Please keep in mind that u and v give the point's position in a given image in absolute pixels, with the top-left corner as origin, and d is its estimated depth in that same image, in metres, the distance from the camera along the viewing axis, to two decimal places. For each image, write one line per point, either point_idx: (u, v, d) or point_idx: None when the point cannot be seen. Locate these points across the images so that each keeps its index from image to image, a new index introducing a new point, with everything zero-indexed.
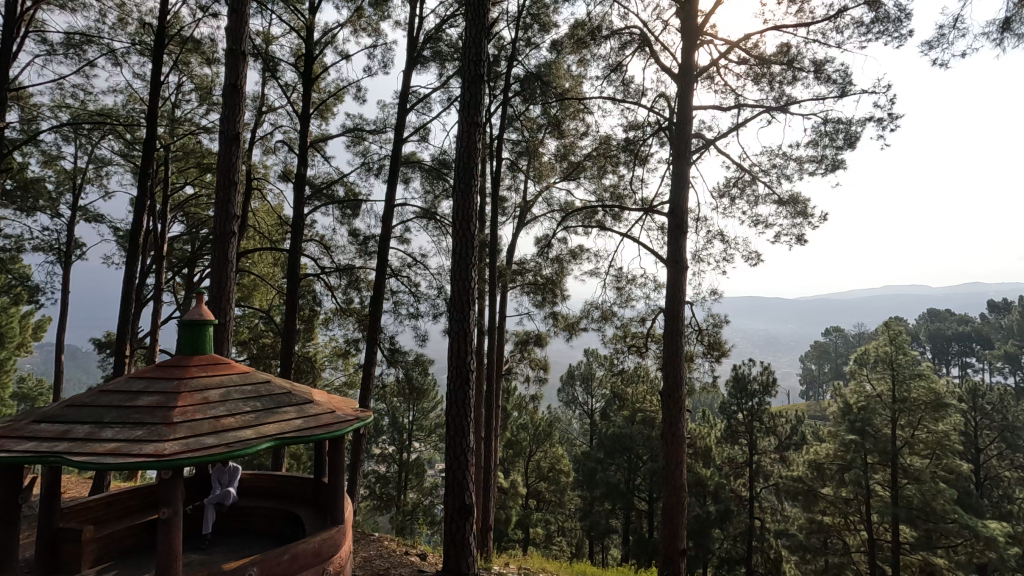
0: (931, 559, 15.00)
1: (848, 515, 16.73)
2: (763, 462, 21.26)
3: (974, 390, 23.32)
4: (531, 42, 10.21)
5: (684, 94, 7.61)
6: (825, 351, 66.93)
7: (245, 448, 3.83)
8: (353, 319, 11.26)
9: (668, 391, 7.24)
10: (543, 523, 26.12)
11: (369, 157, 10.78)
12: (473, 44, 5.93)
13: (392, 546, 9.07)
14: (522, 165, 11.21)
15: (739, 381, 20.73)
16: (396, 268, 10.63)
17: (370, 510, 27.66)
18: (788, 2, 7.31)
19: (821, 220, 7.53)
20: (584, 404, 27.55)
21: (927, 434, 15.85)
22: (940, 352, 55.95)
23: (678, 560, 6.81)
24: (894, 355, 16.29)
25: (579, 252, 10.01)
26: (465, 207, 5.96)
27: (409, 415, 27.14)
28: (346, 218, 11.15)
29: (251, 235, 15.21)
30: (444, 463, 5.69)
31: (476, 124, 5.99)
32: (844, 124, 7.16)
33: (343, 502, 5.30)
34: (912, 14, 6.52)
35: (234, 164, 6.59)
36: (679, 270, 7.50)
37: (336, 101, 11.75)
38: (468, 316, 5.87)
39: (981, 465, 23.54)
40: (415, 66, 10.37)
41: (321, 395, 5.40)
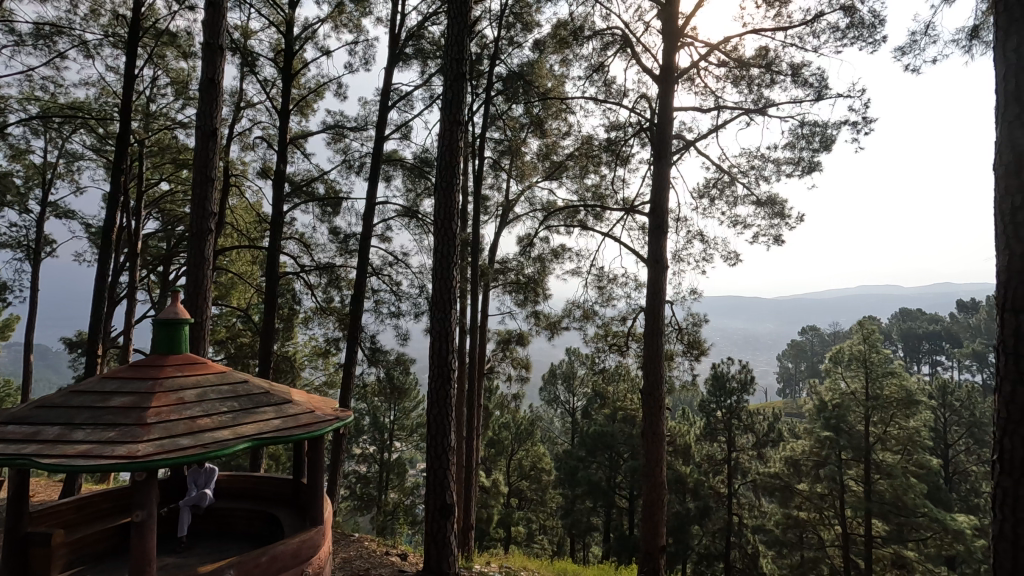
0: (902, 553, 15.37)
1: (823, 511, 17.07)
2: (742, 459, 21.53)
3: (944, 387, 23.95)
4: (514, 41, 10.22)
5: (665, 96, 7.69)
6: (801, 350, 68.21)
7: (222, 449, 3.77)
8: (334, 318, 11.16)
9: (648, 390, 7.30)
10: (524, 522, 26.18)
11: (350, 155, 10.69)
12: (455, 42, 5.91)
13: (372, 546, 9.01)
14: (504, 164, 11.22)
15: (718, 379, 21.05)
16: (377, 267, 10.55)
17: (351, 510, 27.43)
18: (767, 6, 7.41)
19: (799, 220, 7.66)
20: (566, 403, 27.68)
21: (898, 430, 16.20)
22: (911, 351, 57.38)
23: (658, 557, 6.88)
24: (867, 354, 16.65)
25: (561, 252, 10.06)
26: (447, 205, 5.94)
27: (390, 415, 26.99)
28: (326, 216, 11.04)
29: (229, 232, 14.97)
30: (425, 462, 5.66)
31: (458, 123, 5.97)
32: (820, 127, 7.29)
33: (322, 502, 5.26)
34: (886, 20, 6.67)
35: (212, 160, 6.46)
36: (659, 269, 7.58)
37: (316, 98, 11.63)
38: (450, 315, 5.85)
39: (950, 460, 24.20)
40: (397, 63, 10.31)
41: (301, 395, 5.33)
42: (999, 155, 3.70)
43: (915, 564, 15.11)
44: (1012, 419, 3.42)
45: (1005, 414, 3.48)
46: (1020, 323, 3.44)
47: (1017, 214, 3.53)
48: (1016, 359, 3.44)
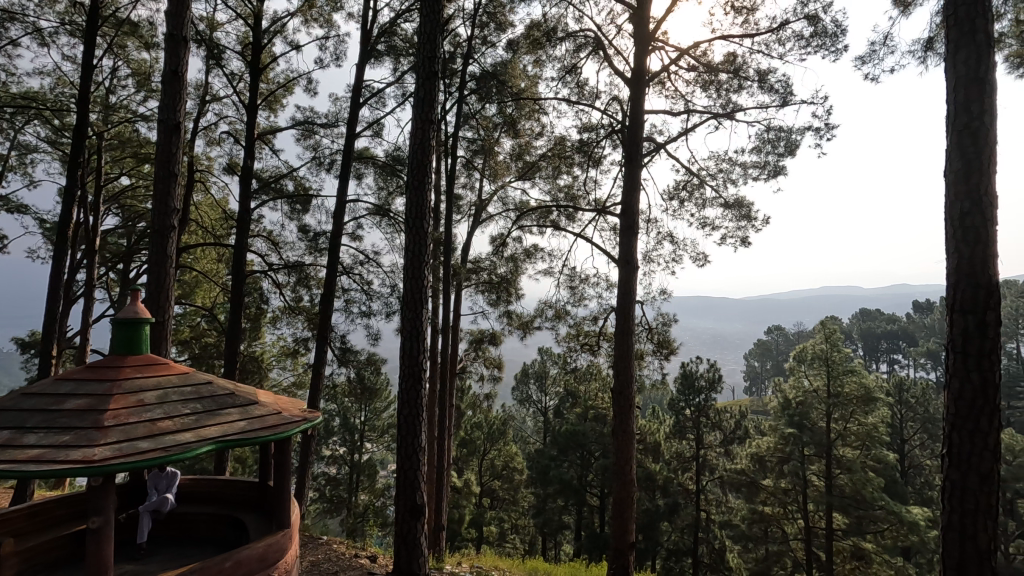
0: (860, 545, 15.89)
1: (787, 505, 17.56)
2: (709, 456, 21.96)
3: (901, 385, 24.84)
4: (487, 41, 10.22)
5: (636, 99, 7.79)
6: (767, 349, 69.97)
7: (184, 452, 3.68)
8: (302, 317, 10.97)
9: (619, 388, 7.38)
10: (496, 522, 26.15)
11: (320, 152, 10.52)
12: (427, 41, 5.86)
13: (341, 549, 8.88)
14: (477, 164, 11.20)
15: (688, 377, 21.42)
16: (347, 266, 10.41)
17: (320, 513, 26.98)
18: (735, 12, 7.56)
19: (764, 223, 7.86)
20: (538, 402, 27.76)
21: (858, 426, 16.73)
22: (871, 349, 59.49)
23: (627, 553, 6.98)
24: (829, 353, 17.15)
25: (533, 252, 10.09)
26: (419, 204, 5.89)
27: (361, 415, 26.63)
28: (295, 214, 10.84)
29: (193, 229, 14.55)
30: (395, 463, 5.61)
31: (431, 122, 5.92)
32: (785, 132, 7.50)
33: (290, 504, 5.17)
34: (848, 30, 6.89)
35: (175, 154, 6.26)
36: (630, 269, 7.67)
37: (286, 93, 11.41)
38: (421, 315, 5.81)
39: (906, 454, 25.17)
40: (368, 60, 10.18)
41: (267, 396, 5.23)
42: (949, 163, 3.86)
43: (873, 556, 15.66)
44: (960, 415, 3.59)
45: (953, 410, 3.65)
46: (966, 323, 3.62)
47: (965, 219, 3.71)
48: (964, 358, 3.61)
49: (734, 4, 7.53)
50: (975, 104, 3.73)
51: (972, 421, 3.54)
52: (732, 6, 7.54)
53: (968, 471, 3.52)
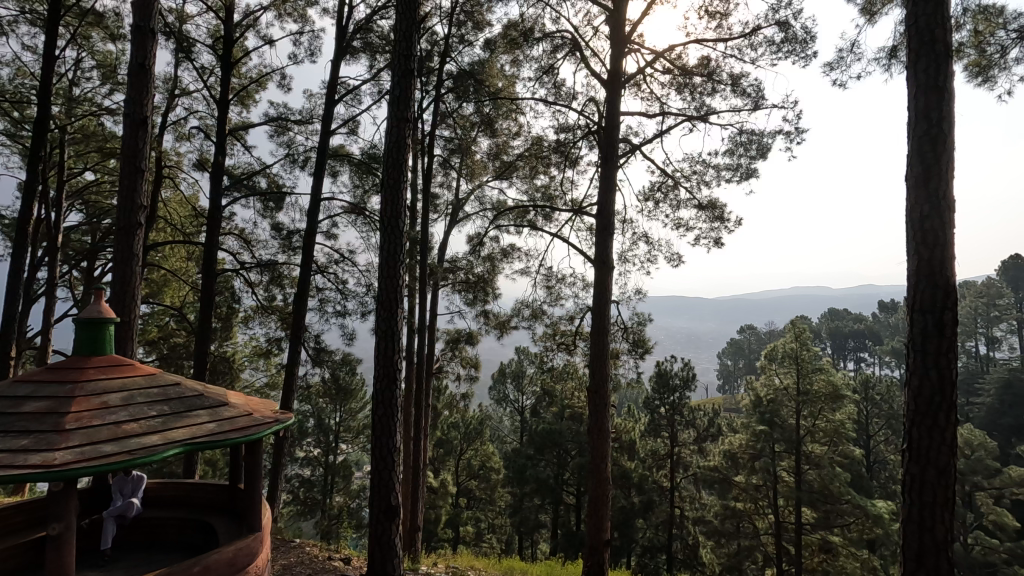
0: (828, 538, 16.32)
1: (758, 501, 17.97)
2: (683, 454, 22.31)
3: (867, 382, 25.52)
4: (464, 39, 10.20)
5: (612, 100, 7.86)
6: (739, 349, 71.37)
7: (150, 456, 3.58)
8: (276, 317, 10.80)
9: (594, 387, 7.44)
10: (473, 522, 26.11)
11: (294, 148, 10.35)
12: (403, 38, 5.80)
13: (314, 551, 8.75)
14: (454, 162, 11.15)
15: (662, 376, 21.67)
16: (322, 264, 10.27)
17: (294, 516, 26.55)
18: (709, 17, 7.69)
19: (737, 224, 8.02)
20: (515, 402, 27.80)
21: (826, 423, 17.16)
22: (839, 348, 61.24)
23: (602, 551, 7.04)
24: (799, 351, 17.45)
25: (510, 251, 10.10)
26: (396, 203, 5.84)
27: (336, 416, 26.32)
28: (269, 211, 10.65)
29: (161, 226, 14.16)
30: (370, 464, 5.56)
31: (406, 120, 5.88)
32: (757, 136, 7.66)
33: (261, 507, 5.10)
34: (817, 37, 7.06)
35: (142, 150, 6.09)
36: (605, 269, 7.74)
37: (258, 88, 11.21)
38: (396, 315, 5.76)
39: (871, 449, 25.95)
40: (344, 56, 10.06)
41: (237, 398, 5.11)
42: (910, 167, 3.99)
43: (840, 549, 16.08)
44: (919, 411, 3.72)
45: (914, 406, 3.77)
46: (925, 322, 3.75)
47: (925, 222, 3.84)
48: (923, 355, 3.74)
49: (708, 9, 7.66)
50: (935, 111, 3.87)
51: (930, 417, 3.67)
52: (707, 11, 7.67)
53: (926, 465, 3.65)
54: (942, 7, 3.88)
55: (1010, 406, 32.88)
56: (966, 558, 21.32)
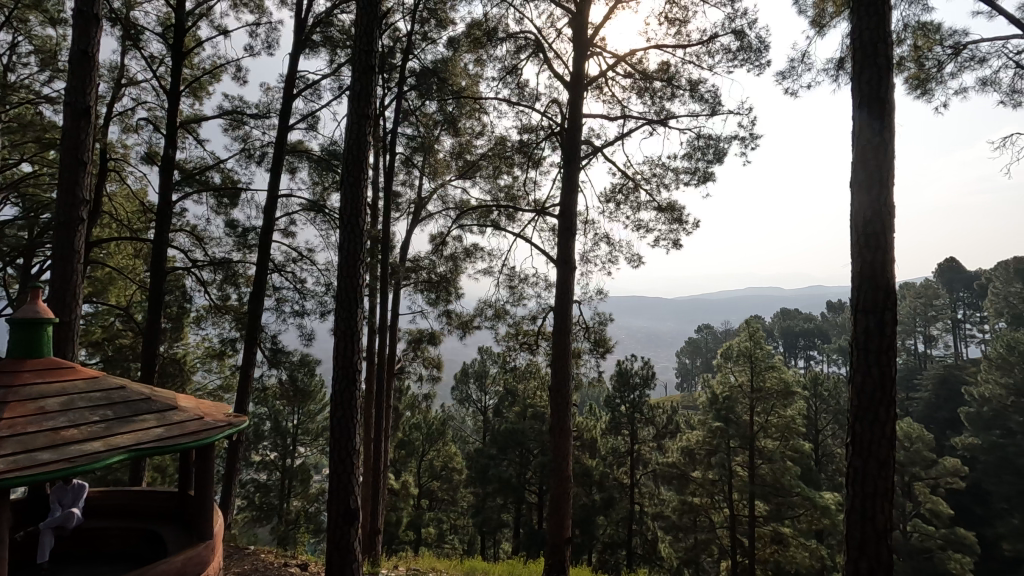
0: (779, 530, 16.94)
1: (713, 495, 18.52)
2: (643, 451, 22.75)
3: (816, 379, 26.60)
4: (427, 36, 10.11)
5: (575, 102, 7.94)
6: (696, 348, 73.45)
7: (92, 463, 3.42)
8: (230, 317, 10.46)
9: (556, 386, 7.48)
10: (435, 522, 25.98)
11: (250, 143, 10.03)
12: (364, 33, 5.70)
13: (269, 558, 8.51)
14: (416, 161, 11.04)
15: (623, 375, 22.02)
16: (279, 262, 10.00)
17: (249, 522, 25.80)
18: (669, 23, 7.84)
19: (695, 226, 8.23)
20: (477, 402, 27.73)
21: (778, 418, 17.74)
22: (790, 346, 63.81)
23: (563, 548, 7.11)
24: (752, 350, 18.05)
25: (473, 251, 10.08)
26: (356, 202, 5.73)
27: (293, 419, 25.71)
28: (222, 208, 10.30)
29: (106, 222, 13.50)
30: (328, 468, 5.44)
31: (368, 117, 5.77)
32: (713, 140, 7.88)
33: (212, 513, 4.93)
34: (770, 46, 7.32)
35: (85, 142, 5.78)
36: (568, 270, 7.81)
37: (212, 80, 10.82)
38: (355, 315, 5.65)
39: (820, 444, 27.09)
40: (303, 50, 9.81)
41: (188, 401, 4.91)
42: (855, 173, 4.17)
43: (790, 539, 16.75)
44: (861, 407, 3.90)
45: (856, 401, 3.95)
46: (868, 322, 3.94)
47: (868, 226, 4.02)
48: (866, 353, 3.92)
49: (668, 15, 7.82)
50: (877, 121, 4.06)
51: (871, 411, 3.86)
52: (667, 17, 7.83)
53: (868, 458, 3.82)
54: (885, 23, 4.08)
55: (946, 400, 34.92)
56: (905, 545, 22.53)
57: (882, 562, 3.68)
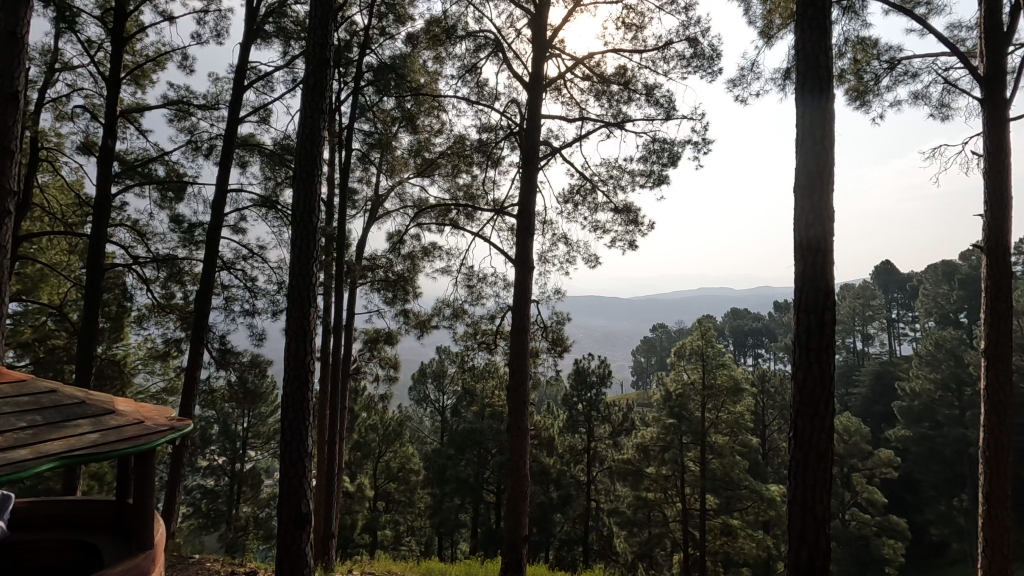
0: (728, 522, 17.55)
1: (667, 490, 19.03)
2: (600, 448, 23.07)
3: (763, 376, 27.65)
4: (385, 32, 9.94)
5: (534, 103, 7.99)
6: (651, 346, 75.33)
7: (18, 470, 3.19)
8: (174, 316, 10.04)
9: (514, 385, 7.49)
10: (392, 524, 25.64)
11: (197, 135, 9.62)
12: (319, 25, 5.55)
13: (215, 566, 8.20)
14: (373, 158, 10.84)
15: (580, 373, 22.29)
16: (228, 260, 9.63)
17: (195, 530, 24.75)
18: (626, 28, 7.98)
19: (650, 228, 8.41)
20: (435, 402, 27.49)
21: (727, 414, 18.31)
22: (739, 344, 66.30)
23: (520, 547, 7.14)
24: (704, 348, 18.57)
25: (431, 250, 9.98)
26: (310, 199, 5.56)
27: (243, 422, 24.83)
28: (167, 202, 9.83)
29: (37, 215, 12.66)
30: (278, 472, 5.28)
31: (322, 112, 5.62)
32: (668, 144, 8.07)
33: (152, 521, 4.71)
34: (722, 54, 7.57)
35: (12, 130, 5.40)
36: (526, 270, 7.84)
37: (156, 68, 10.32)
38: (309, 314, 5.50)
39: (767, 438, 28.20)
40: (255, 40, 9.48)
41: (128, 405, 4.68)
42: (800, 177, 4.34)
43: (739, 531, 17.36)
44: (803, 402, 4.07)
45: (799, 397, 4.12)
46: (809, 321, 4.12)
47: (809, 229, 4.21)
48: (806, 351, 4.10)
49: (625, 20, 7.97)
50: (818, 129, 4.26)
51: (812, 406, 4.03)
52: (624, 22, 7.98)
53: (808, 451, 4.00)
54: (825, 36, 4.28)
55: (881, 395, 37.02)
56: (843, 533, 23.80)
57: (821, 550, 3.87)
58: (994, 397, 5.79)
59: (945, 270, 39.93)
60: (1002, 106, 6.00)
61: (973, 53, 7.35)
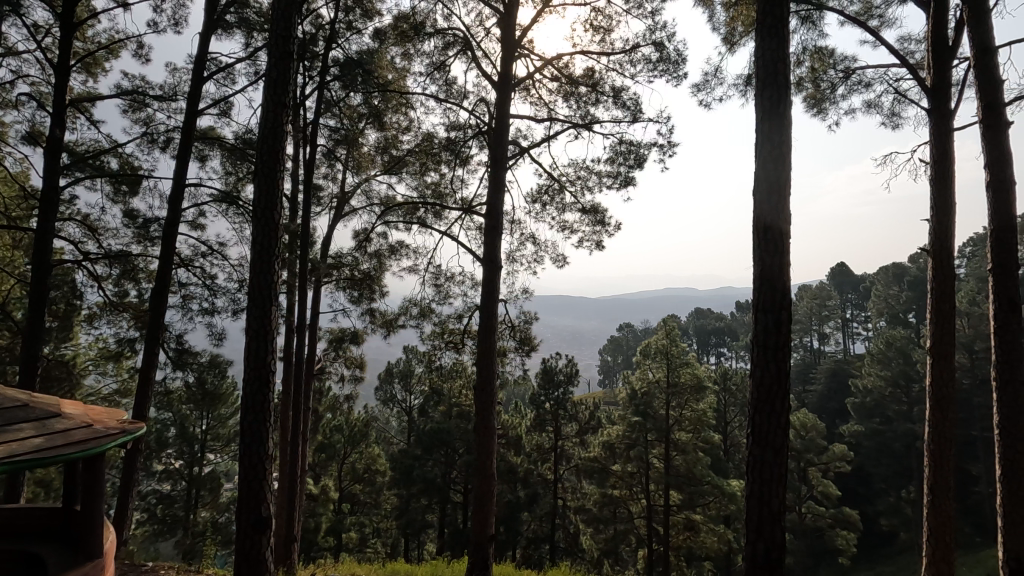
0: (691, 517, 17.93)
1: (631, 487, 19.34)
2: (567, 446, 23.18)
3: (725, 374, 28.35)
4: (352, 26, 9.78)
5: (502, 103, 7.99)
6: (618, 345, 76.46)
7: None
8: (128, 315, 9.66)
9: (481, 385, 7.47)
10: (357, 527, 25.28)
11: (153, 127, 9.26)
12: (282, 17, 5.43)
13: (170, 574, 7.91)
14: (339, 154, 10.65)
15: (548, 372, 22.43)
16: (185, 257, 9.31)
17: (149, 537, 23.87)
18: (594, 31, 8.07)
19: (616, 228, 8.52)
20: (402, 402, 27.21)
21: (691, 412, 18.67)
22: (703, 343, 67.95)
23: (486, 546, 7.13)
24: (669, 347, 18.92)
25: (398, 248, 9.87)
26: (271, 195, 5.42)
27: (202, 424, 24.07)
28: (120, 196, 9.44)
29: None
30: (237, 476, 5.13)
31: (284, 105, 5.48)
32: (634, 146, 8.19)
33: (100, 528, 4.51)
34: (687, 59, 7.72)
35: None
36: (494, 269, 7.83)
37: (109, 56, 9.89)
38: (270, 313, 5.35)
39: (728, 435, 28.97)
40: (215, 31, 9.19)
41: (76, 407, 4.49)
42: (759, 182, 4.46)
43: (701, 526, 17.76)
44: (761, 400, 4.18)
45: (757, 394, 4.24)
46: (766, 321, 4.24)
47: (768, 232, 4.33)
48: (764, 351, 4.21)
49: (593, 23, 8.05)
50: (777, 135, 4.39)
51: (769, 404, 4.15)
52: (592, 24, 8.06)
53: (766, 447, 4.12)
54: (784, 45, 4.41)
55: (836, 392, 38.51)
56: (800, 525, 24.65)
57: (776, 542, 3.99)
58: (938, 393, 6.08)
59: (896, 272, 41.81)
60: (947, 116, 6.32)
61: (921, 65, 7.73)
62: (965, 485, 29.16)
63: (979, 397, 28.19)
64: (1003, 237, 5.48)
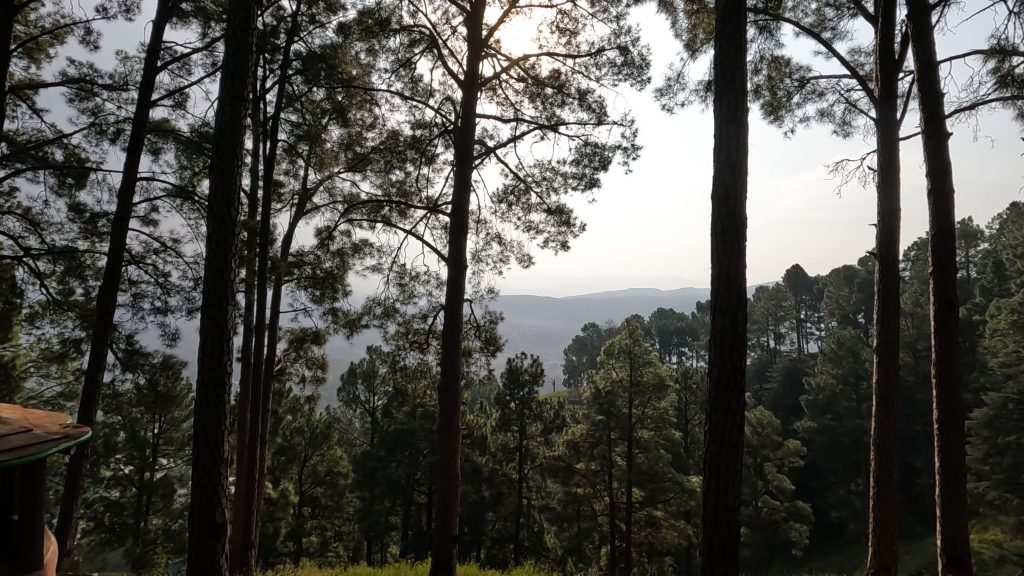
0: (652, 513, 18.28)
1: (594, 484, 19.58)
2: (531, 446, 23.04)
3: (686, 373, 29.01)
4: (315, 19, 9.57)
5: (469, 102, 7.96)
6: (582, 345, 77.34)
7: None
8: (73, 314, 9.20)
9: (445, 385, 7.42)
10: (318, 531, 24.81)
11: (102, 117, 8.85)
12: (240, 8, 5.27)
13: None
14: (301, 150, 10.41)
15: (513, 372, 22.48)
16: (137, 254, 8.93)
17: (96, 546, 22.82)
18: (560, 33, 8.12)
19: (581, 229, 8.59)
20: (365, 402, 26.80)
21: (653, 410, 18.99)
22: (664, 343, 69.38)
23: (450, 547, 7.10)
24: (631, 347, 19.20)
25: (361, 247, 9.72)
26: (228, 191, 5.26)
27: (154, 427, 23.18)
28: (65, 189, 8.99)
29: None
30: (190, 482, 4.95)
31: (243, 98, 5.30)
32: (599, 149, 8.30)
33: (38, 538, 4.26)
34: (650, 64, 7.87)
35: None
36: (459, 269, 7.80)
37: (54, 42, 9.40)
38: (226, 313, 5.18)
39: (688, 433, 29.67)
40: (169, 19, 8.84)
41: (14, 411, 4.23)
42: (718, 184, 4.57)
43: (661, 521, 18.10)
44: (719, 397, 4.29)
45: (715, 392, 4.34)
46: (724, 320, 4.35)
47: (726, 234, 4.46)
48: (721, 350, 4.32)
49: (559, 25, 8.11)
50: (733, 139, 4.52)
51: (726, 401, 4.26)
52: (558, 26, 8.11)
53: (722, 444, 4.23)
54: (740, 52, 4.55)
55: (791, 389, 39.93)
56: (756, 519, 25.46)
57: (732, 536, 4.10)
58: (885, 390, 6.36)
59: (847, 274, 43.59)
60: (893, 125, 6.63)
61: (870, 76, 8.10)
62: (909, 477, 30.67)
63: (922, 394, 29.67)
64: (942, 242, 5.79)
